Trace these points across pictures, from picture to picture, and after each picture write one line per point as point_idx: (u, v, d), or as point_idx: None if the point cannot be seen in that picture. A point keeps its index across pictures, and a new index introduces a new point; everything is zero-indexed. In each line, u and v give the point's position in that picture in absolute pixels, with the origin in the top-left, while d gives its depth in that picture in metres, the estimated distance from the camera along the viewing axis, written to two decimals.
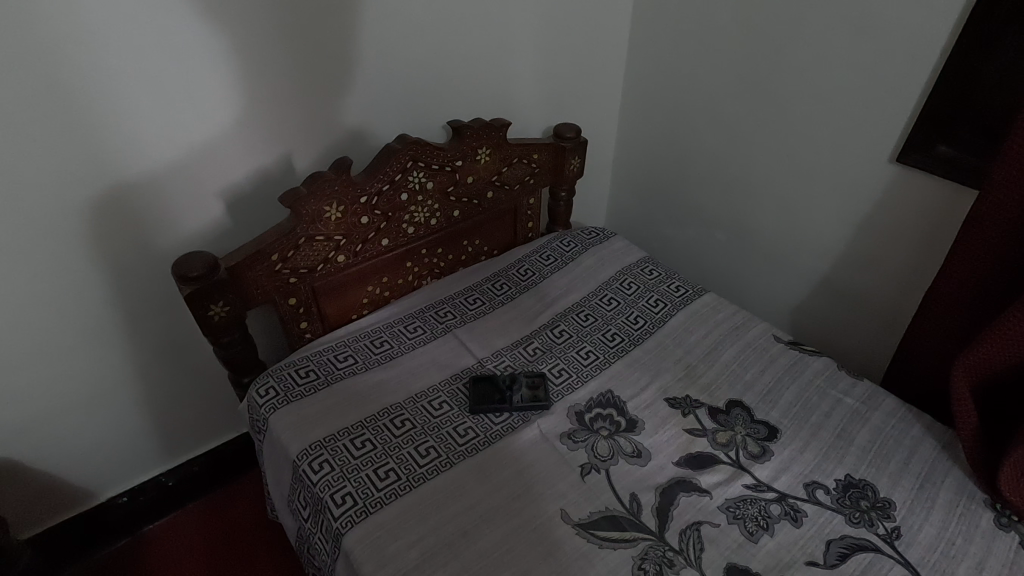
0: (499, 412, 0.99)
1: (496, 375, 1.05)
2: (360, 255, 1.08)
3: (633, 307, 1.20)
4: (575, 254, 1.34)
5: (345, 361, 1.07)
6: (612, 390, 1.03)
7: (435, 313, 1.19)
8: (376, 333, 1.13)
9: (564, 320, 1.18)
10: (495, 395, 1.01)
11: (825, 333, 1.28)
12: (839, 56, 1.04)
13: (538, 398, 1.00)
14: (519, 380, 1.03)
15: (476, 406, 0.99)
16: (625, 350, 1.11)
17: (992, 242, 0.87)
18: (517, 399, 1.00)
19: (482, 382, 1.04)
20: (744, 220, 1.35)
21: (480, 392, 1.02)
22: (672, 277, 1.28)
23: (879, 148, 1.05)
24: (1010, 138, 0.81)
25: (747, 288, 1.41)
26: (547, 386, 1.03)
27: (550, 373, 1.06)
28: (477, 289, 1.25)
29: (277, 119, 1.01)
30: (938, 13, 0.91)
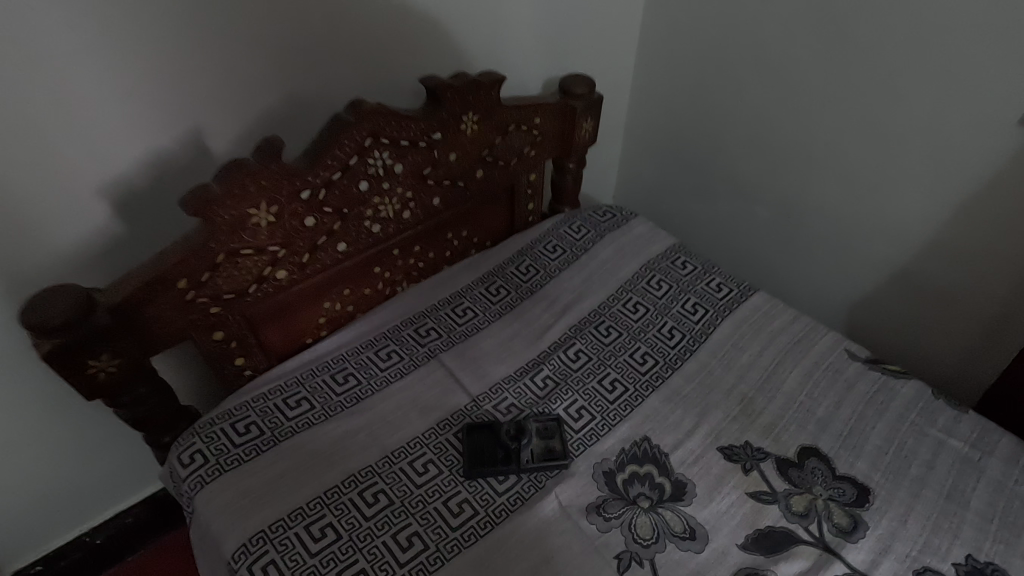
0: (504, 476, 0.75)
1: (498, 422, 0.80)
2: (308, 269, 0.81)
3: (665, 315, 0.95)
4: (588, 243, 1.08)
5: (298, 408, 0.82)
6: (649, 438, 0.79)
7: (415, 331, 0.93)
8: (338, 364, 0.87)
9: (579, 335, 0.93)
10: (498, 453, 0.77)
11: (897, 334, 1.05)
12: None
13: (554, 454, 0.77)
14: (529, 429, 0.78)
15: (474, 470, 0.75)
16: (661, 377, 0.86)
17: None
18: (527, 458, 0.76)
19: (479, 433, 0.80)
20: (796, 195, 1.08)
21: (478, 448, 0.78)
22: (710, 272, 1.03)
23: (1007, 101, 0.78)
24: None
25: (795, 278, 1.16)
26: (566, 435, 0.79)
27: (567, 414, 0.82)
28: (467, 295, 0.99)
29: (175, 83, 0.71)
30: None
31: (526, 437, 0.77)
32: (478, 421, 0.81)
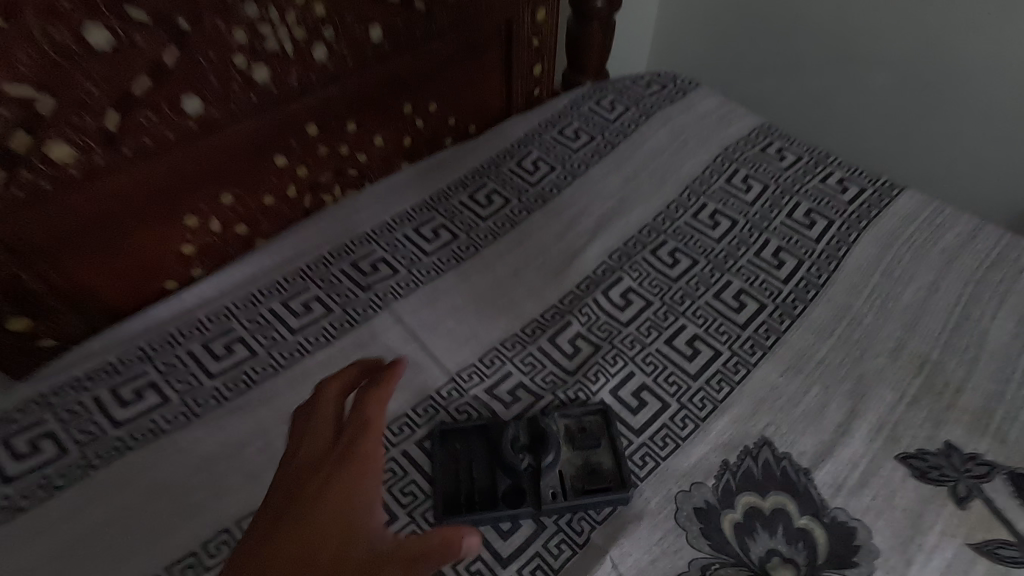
0: (509, 528, 0.40)
1: (496, 424, 0.44)
2: (126, 145, 0.43)
3: (763, 231, 0.59)
4: (628, 125, 0.70)
5: (138, 403, 0.46)
6: (771, 442, 0.44)
7: (354, 266, 0.56)
8: (221, 324, 0.51)
9: (627, 265, 0.56)
10: (497, 482, 0.41)
11: None
12: None
13: (603, 481, 0.41)
14: (554, 436, 0.42)
15: (454, 519, 0.40)
16: (773, 331, 0.51)
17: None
18: (553, 493, 0.41)
19: (463, 442, 0.44)
20: (953, 42, 0.69)
21: (461, 472, 0.42)
22: (823, 163, 0.65)
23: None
24: None
25: (925, 177, 0.79)
26: (619, 442, 0.43)
27: (618, 400, 0.46)
28: (441, 207, 0.62)
29: None
30: None
31: (551, 452, 0.41)
32: (460, 420, 0.45)
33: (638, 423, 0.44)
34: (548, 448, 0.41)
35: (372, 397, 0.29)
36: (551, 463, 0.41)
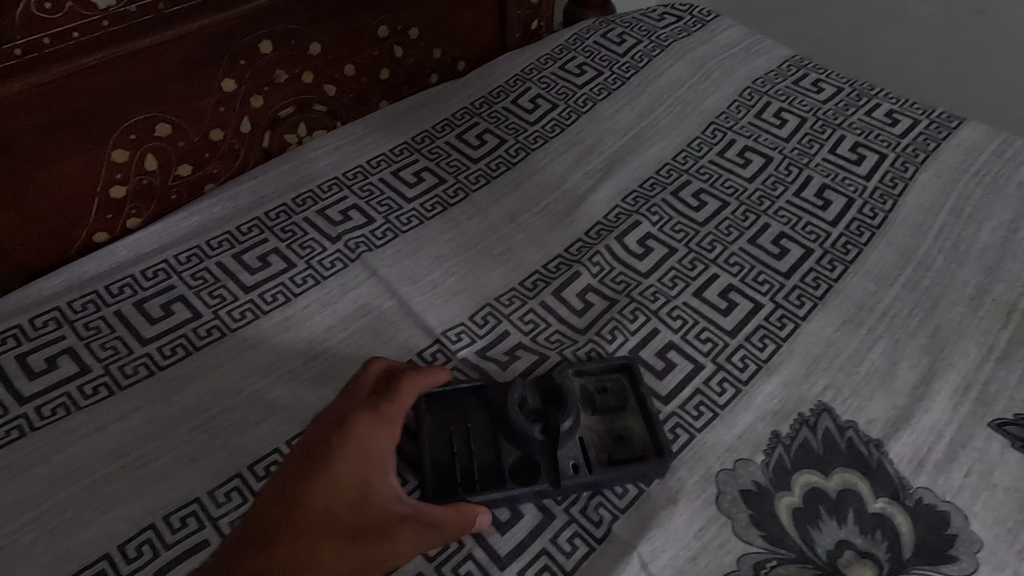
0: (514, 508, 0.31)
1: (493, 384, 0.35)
2: (18, 48, 0.36)
3: (803, 169, 0.50)
4: (640, 58, 0.60)
5: (51, 374, 0.37)
6: (831, 408, 0.35)
7: (322, 215, 0.47)
8: (158, 280, 0.42)
9: (646, 209, 0.47)
10: (503, 457, 0.33)
11: None
12: None
13: (635, 451, 0.33)
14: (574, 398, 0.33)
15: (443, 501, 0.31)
16: (823, 279, 0.42)
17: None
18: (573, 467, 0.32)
19: (454, 406, 0.35)
20: None
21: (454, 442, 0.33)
22: (865, 96, 0.57)
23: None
24: None
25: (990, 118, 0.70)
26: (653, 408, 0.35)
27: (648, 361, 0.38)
28: (426, 148, 0.53)
29: None
30: None
31: (569, 417, 0.32)
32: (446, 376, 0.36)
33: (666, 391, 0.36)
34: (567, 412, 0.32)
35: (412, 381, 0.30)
36: (570, 429, 0.32)
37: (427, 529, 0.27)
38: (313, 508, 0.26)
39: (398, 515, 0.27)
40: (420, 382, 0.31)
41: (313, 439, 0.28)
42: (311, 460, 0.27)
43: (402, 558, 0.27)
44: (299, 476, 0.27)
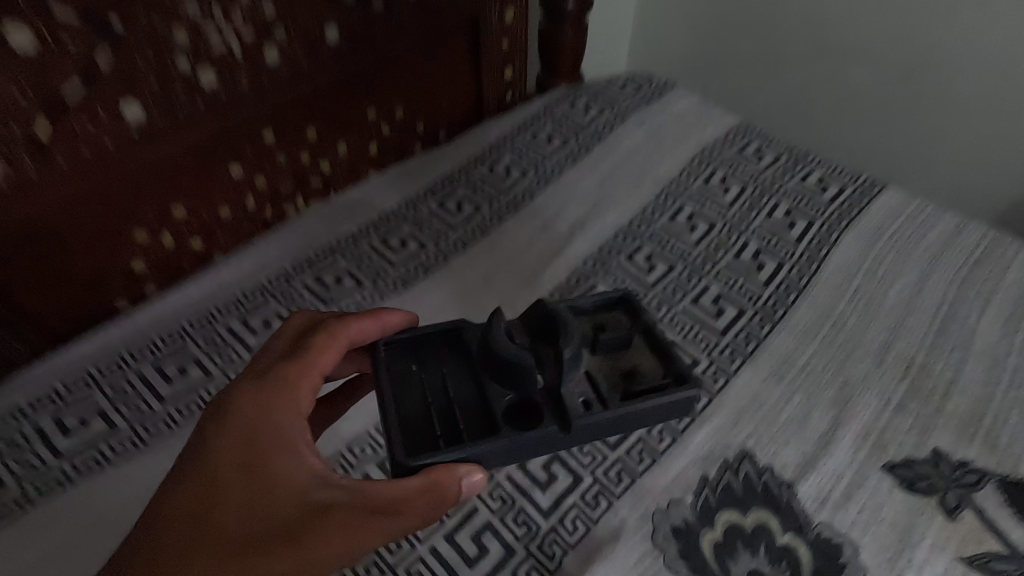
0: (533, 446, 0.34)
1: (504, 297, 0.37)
2: (57, 159, 0.40)
3: (742, 234, 0.57)
4: (604, 129, 0.68)
5: (82, 431, 0.43)
6: (751, 454, 0.42)
7: (317, 280, 0.53)
8: (172, 343, 0.48)
9: (602, 273, 0.54)
10: (503, 403, 0.35)
11: None
12: None
13: (647, 380, 0.37)
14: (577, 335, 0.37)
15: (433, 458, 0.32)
16: (752, 336, 0.49)
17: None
18: (584, 404, 0.35)
19: (421, 352, 0.38)
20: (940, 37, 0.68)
21: (449, 397, 0.36)
22: (801, 163, 0.64)
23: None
24: None
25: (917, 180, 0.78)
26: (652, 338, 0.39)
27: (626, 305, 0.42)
28: (411, 215, 0.59)
29: None
30: None
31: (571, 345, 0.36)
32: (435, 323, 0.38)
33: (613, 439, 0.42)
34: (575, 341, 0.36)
35: (326, 344, 0.35)
36: (573, 356, 0.36)
37: (367, 515, 0.29)
38: (229, 459, 0.30)
39: (318, 501, 0.29)
40: (339, 346, 0.35)
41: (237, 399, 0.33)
42: (229, 419, 0.32)
43: (324, 548, 0.28)
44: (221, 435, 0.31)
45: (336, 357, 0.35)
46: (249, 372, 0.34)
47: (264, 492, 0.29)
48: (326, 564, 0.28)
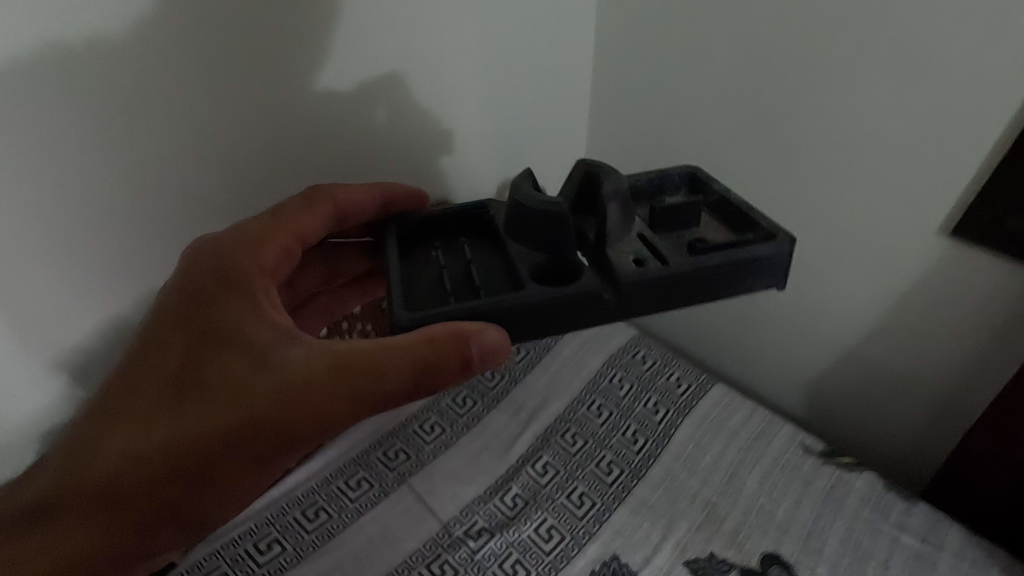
0: (602, 299, 0.52)
1: (515, 190, 0.57)
2: None
3: (629, 418, 0.97)
4: (552, 342, 1.07)
5: (269, 553, 0.81)
6: (618, 556, 0.81)
7: (383, 455, 0.93)
8: (307, 498, 0.87)
9: (547, 446, 0.94)
10: (552, 253, 0.56)
11: (867, 423, 1.02)
12: (886, 87, 0.77)
13: (727, 260, 0.54)
14: (632, 214, 0.58)
15: (432, 314, 0.51)
16: (627, 487, 0.88)
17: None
18: (636, 262, 0.54)
19: (474, 231, 0.64)
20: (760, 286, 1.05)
21: (473, 270, 0.58)
22: (670, 365, 1.05)
23: (970, 173, 0.76)
24: None
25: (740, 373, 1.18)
26: (731, 215, 0.60)
27: (693, 185, 0.64)
28: (435, 408, 0.99)
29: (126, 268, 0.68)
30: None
31: (614, 203, 0.55)
32: (444, 209, 0.64)
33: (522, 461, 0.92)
34: (617, 209, 0.56)
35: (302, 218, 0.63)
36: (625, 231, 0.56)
37: (332, 360, 0.48)
38: (209, 336, 0.51)
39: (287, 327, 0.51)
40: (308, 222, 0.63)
41: (222, 263, 0.56)
42: (209, 301, 0.53)
43: (296, 371, 0.48)
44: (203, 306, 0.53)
45: (326, 210, 0.65)
46: (234, 237, 0.58)
47: (247, 335, 0.51)
48: (279, 373, 0.48)
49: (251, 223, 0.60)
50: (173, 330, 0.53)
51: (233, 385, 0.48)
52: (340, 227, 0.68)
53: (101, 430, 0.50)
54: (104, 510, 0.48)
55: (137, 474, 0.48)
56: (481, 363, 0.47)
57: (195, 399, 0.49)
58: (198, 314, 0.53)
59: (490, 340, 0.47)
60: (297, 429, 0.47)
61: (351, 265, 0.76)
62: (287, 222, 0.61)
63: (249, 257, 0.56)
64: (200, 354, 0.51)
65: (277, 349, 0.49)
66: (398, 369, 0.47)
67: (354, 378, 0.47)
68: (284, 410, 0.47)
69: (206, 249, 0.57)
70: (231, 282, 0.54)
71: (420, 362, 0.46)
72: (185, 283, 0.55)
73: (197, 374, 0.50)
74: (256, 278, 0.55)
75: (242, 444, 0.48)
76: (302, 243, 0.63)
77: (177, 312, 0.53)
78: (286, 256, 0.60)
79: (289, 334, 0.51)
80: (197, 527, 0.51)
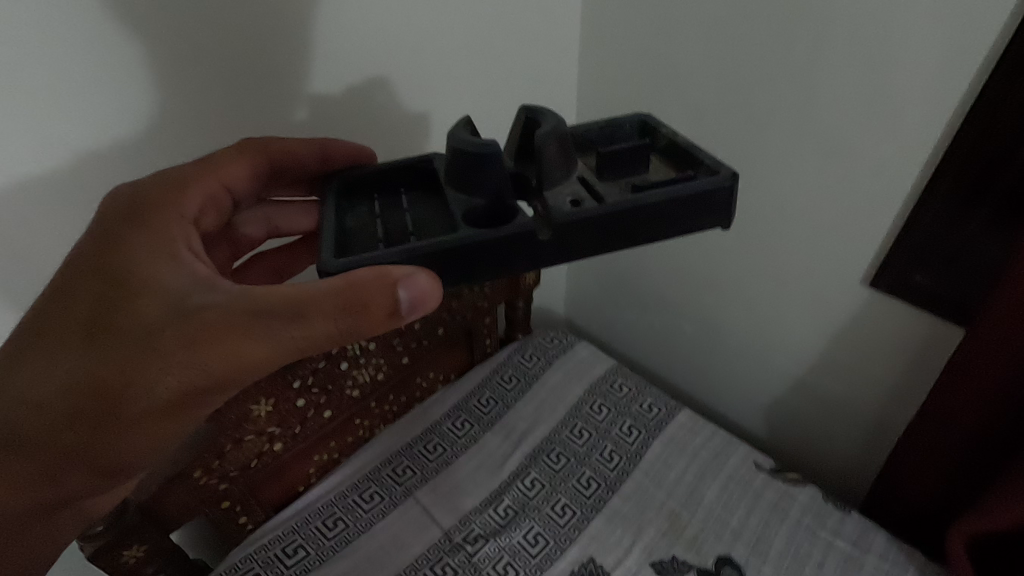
0: (536, 239, 0.51)
1: (449, 137, 0.56)
2: (300, 439, 0.98)
3: (606, 439, 1.11)
4: (539, 371, 1.22)
5: (296, 556, 0.95)
6: (594, 558, 0.95)
7: (392, 471, 1.07)
8: (327, 509, 1.01)
9: (534, 464, 1.08)
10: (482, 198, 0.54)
11: (814, 440, 1.18)
12: (808, 163, 0.91)
13: (666, 195, 0.52)
14: (572, 155, 0.56)
15: (363, 258, 0.50)
16: (603, 500, 1.03)
17: (1006, 359, 0.75)
18: (571, 202, 0.53)
19: (425, 184, 0.62)
20: (719, 322, 1.21)
21: (410, 223, 0.56)
22: (643, 393, 1.20)
23: (882, 235, 0.89)
24: (999, 290, 0.73)
25: (709, 399, 1.34)
26: (678, 155, 0.58)
27: (644, 132, 0.61)
28: (437, 430, 1.13)
29: None
30: (915, 141, 0.80)
31: (551, 141, 0.54)
32: (382, 165, 0.63)
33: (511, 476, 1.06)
34: (555, 148, 0.54)
35: (222, 174, 0.66)
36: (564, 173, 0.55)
37: (251, 309, 0.49)
38: (127, 281, 0.53)
39: (205, 275, 0.54)
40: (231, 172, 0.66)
41: (137, 207, 0.59)
42: (123, 244, 0.56)
43: (219, 318, 0.50)
44: (115, 249, 0.56)
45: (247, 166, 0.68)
46: (151, 184, 0.61)
47: (165, 281, 0.53)
48: (203, 320, 0.50)
49: (170, 173, 0.64)
50: (88, 276, 0.55)
51: (150, 325, 0.51)
52: (276, 184, 0.73)
53: (29, 365, 0.53)
54: (23, 439, 0.52)
55: (52, 404, 0.52)
56: (412, 309, 0.47)
57: (108, 339, 0.52)
58: (112, 258, 0.55)
59: (421, 285, 0.47)
60: (211, 369, 0.50)
61: (294, 223, 0.79)
62: (217, 171, 0.65)
63: (168, 204, 0.60)
64: (111, 300, 0.53)
65: (195, 296, 0.51)
66: (319, 319, 0.49)
67: (271, 321, 0.49)
68: (198, 349, 0.50)
69: (123, 204, 0.59)
70: (146, 230, 0.57)
71: (341, 306, 0.47)
72: (102, 231, 0.57)
73: (110, 315, 0.52)
74: (171, 225, 0.58)
75: (154, 382, 0.51)
76: (229, 193, 0.67)
77: (92, 260, 0.56)
78: (210, 198, 0.65)
79: (205, 282, 0.53)
80: (108, 461, 0.54)
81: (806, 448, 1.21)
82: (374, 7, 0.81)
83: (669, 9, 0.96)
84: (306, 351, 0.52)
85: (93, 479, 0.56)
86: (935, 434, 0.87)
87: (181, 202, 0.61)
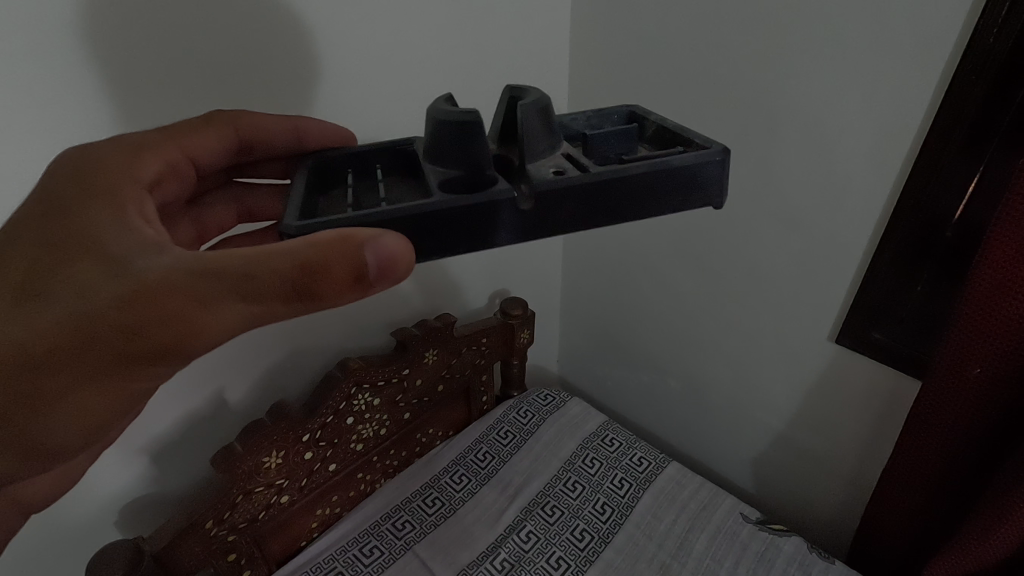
0: (517, 209, 0.49)
1: (431, 108, 0.53)
2: (305, 491, 1.02)
3: (598, 492, 1.16)
4: (534, 427, 1.28)
5: None
6: None
7: (392, 525, 1.10)
8: (327, 563, 1.03)
9: (529, 518, 1.12)
10: (460, 167, 0.51)
11: (799, 494, 1.23)
12: (769, 232, 1.03)
13: (653, 165, 0.50)
14: (556, 132, 0.55)
15: (326, 219, 0.47)
16: (596, 552, 1.06)
17: (958, 408, 0.82)
18: (554, 172, 0.51)
19: (395, 159, 0.60)
20: (699, 377, 1.28)
21: (383, 198, 0.54)
22: (633, 447, 1.25)
23: (841, 296, 0.99)
24: (944, 343, 0.81)
25: (699, 454, 1.39)
26: (667, 139, 0.57)
27: (632, 121, 0.61)
28: (436, 484, 1.18)
29: (203, 374, 0.91)
30: (860, 214, 0.91)
31: (537, 116, 0.53)
32: (358, 144, 0.61)
33: (507, 531, 1.09)
34: (538, 120, 0.53)
35: (189, 138, 0.63)
36: (546, 147, 0.53)
37: (204, 273, 0.43)
38: (62, 241, 0.47)
39: (153, 234, 0.47)
40: (200, 137, 0.64)
41: (88, 166, 0.52)
42: (63, 205, 0.49)
43: (167, 278, 0.43)
44: (54, 210, 0.49)
45: (209, 139, 0.65)
46: (106, 147, 0.55)
47: (105, 240, 0.46)
48: (145, 279, 0.43)
49: (133, 135, 0.59)
50: (25, 235, 0.48)
51: (83, 289, 0.44)
52: (246, 156, 0.70)
53: None
54: None
55: None
56: (378, 275, 0.42)
57: (32, 302, 0.44)
58: (48, 221, 0.48)
59: (390, 247, 0.42)
60: (157, 337, 0.44)
61: (266, 207, 0.78)
62: (179, 139, 0.62)
63: (125, 170, 0.54)
64: (47, 263, 0.46)
65: (136, 260, 0.45)
66: (274, 281, 0.42)
67: (221, 283, 0.43)
68: (139, 317, 0.43)
69: (83, 166, 0.52)
70: (90, 188, 0.50)
71: (301, 267, 0.42)
72: (51, 191, 0.51)
73: (39, 278, 0.45)
74: (126, 187, 0.52)
75: (84, 352, 0.44)
76: (190, 162, 0.64)
77: (32, 218, 0.49)
78: (171, 161, 0.60)
79: (153, 242, 0.46)
80: (27, 445, 0.47)
81: (793, 503, 1.25)
82: (381, 100, 0.94)
83: (642, 101, 1.11)
84: (262, 321, 0.46)
85: (15, 472, 0.48)
86: (905, 483, 0.92)
87: (135, 159, 0.55)
